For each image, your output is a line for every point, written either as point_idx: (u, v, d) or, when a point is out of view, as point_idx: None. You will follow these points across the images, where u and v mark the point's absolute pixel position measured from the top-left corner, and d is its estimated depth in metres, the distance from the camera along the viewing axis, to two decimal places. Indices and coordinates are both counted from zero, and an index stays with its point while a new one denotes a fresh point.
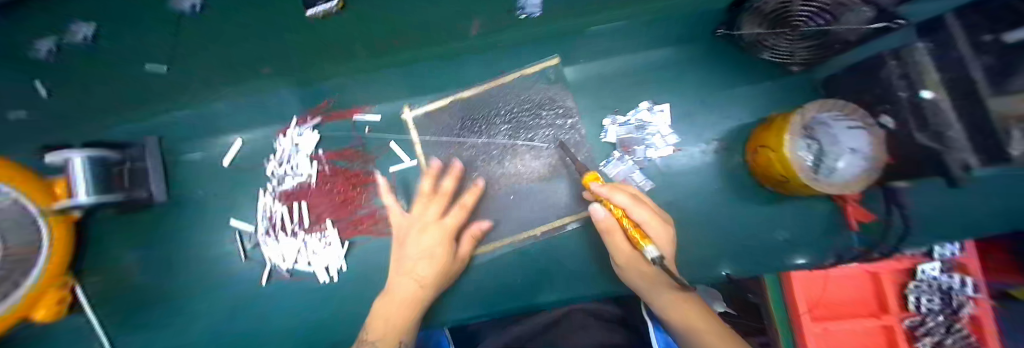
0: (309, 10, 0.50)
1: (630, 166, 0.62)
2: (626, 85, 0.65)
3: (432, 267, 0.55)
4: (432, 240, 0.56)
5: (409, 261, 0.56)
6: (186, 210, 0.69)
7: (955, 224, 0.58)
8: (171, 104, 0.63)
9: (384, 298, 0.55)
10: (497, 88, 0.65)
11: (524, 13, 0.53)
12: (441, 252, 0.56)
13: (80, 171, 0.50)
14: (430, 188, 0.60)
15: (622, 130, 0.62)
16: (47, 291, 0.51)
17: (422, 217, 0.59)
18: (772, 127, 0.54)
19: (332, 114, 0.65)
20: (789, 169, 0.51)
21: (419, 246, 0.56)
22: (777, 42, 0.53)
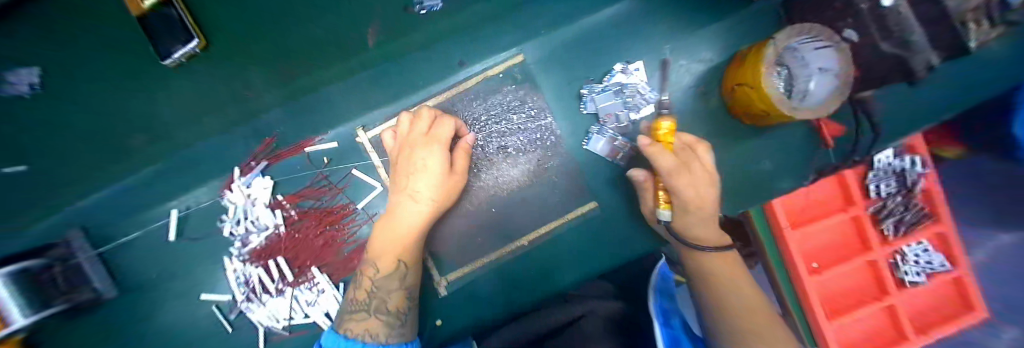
0: (167, 59, 0.47)
1: (612, 134, 0.58)
2: (594, 47, 0.61)
3: (432, 186, 0.47)
4: (433, 159, 0.47)
5: (405, 186, 0.48)
6: (134, 301, 0.58)
7: (929, 110, 0.59)
8: (90, 179, 0.55)
9: (378, 234, 0.47)
10: (461, 94, 0.59)
11: (422, 7, 0.53)
12: (439, 167, 0.47)
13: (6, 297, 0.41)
14: (423, 126, 0.50)
15: (600, 98, 0.58)
16: None
17: (415, 132, 0.50)
18: (747, 63, 0.53)
19: (281, 153, 0.56)
20: (768, 102, 0.50)
21: (421, 167, 0.47)
22: None
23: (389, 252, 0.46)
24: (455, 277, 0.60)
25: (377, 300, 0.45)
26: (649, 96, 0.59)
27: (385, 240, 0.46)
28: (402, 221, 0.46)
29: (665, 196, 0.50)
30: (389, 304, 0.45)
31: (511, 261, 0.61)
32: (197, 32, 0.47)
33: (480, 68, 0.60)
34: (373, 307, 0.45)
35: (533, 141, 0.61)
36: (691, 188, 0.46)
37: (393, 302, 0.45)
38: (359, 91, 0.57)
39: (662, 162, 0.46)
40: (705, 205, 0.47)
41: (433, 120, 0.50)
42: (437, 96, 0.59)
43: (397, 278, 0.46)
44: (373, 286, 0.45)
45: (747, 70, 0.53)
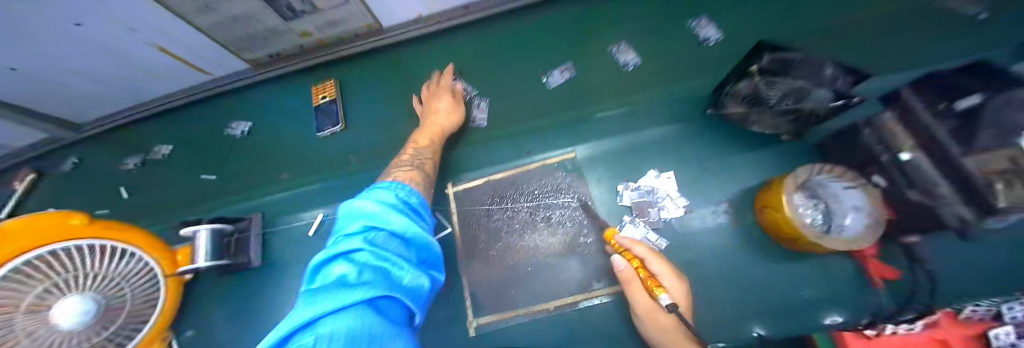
0: (320, 133, 0.87)
1: (644, 227, 0.69)
2: (633, 156, 0.77)
3: (448, 114, 0.75)
4: (444, 102, 0.76)
5: (430, 126, 0.73)
6: (265, 272, 0.81)
7: (1002, 273, 0.55)
8: (286, 182, 0.88)
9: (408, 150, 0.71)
10: (523, 172, 0.81)
11: (476, 124, 0.82)
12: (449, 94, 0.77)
13: (203, 241, 0.67)
14: (446, 82, 0.80)
15: (634, 194, 0.72)
16: (152, 341, 0.66)
17: (436, 95, 0.78)
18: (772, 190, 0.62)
19: None
20: (794, 228, 0.57)
21: (439, 110, 0.75)
22: (761, 118, 0.65)
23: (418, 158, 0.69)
24: (486, 321, 0.70)
25: (419, 161, 0.68)
26: (679, 201, 0.70)
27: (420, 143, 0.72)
28: (423, 135, 0.73)
29: (654, 282, 0.51)
30: (425, 168, 0.68)
31: (534, 322, 0.68)
32: (343, 121, 0.86)
33: (541, 157, 0.82)
34: (415, 165, 0.66)
35: (572, 218, 0.74)
36: (667, 272, 0.55)
37: (428, 164, 0.69)
38: (456, 161, 0.84)
39: (638, 249, 0.57)
40: (679, 293, 0.54)
41: (445, 85, 0.79)
42: (506, 171, 0.82)
43: (426, 148, 0.71)
44: (416, 154, 0.69)
45: (773, 198, 0.61)
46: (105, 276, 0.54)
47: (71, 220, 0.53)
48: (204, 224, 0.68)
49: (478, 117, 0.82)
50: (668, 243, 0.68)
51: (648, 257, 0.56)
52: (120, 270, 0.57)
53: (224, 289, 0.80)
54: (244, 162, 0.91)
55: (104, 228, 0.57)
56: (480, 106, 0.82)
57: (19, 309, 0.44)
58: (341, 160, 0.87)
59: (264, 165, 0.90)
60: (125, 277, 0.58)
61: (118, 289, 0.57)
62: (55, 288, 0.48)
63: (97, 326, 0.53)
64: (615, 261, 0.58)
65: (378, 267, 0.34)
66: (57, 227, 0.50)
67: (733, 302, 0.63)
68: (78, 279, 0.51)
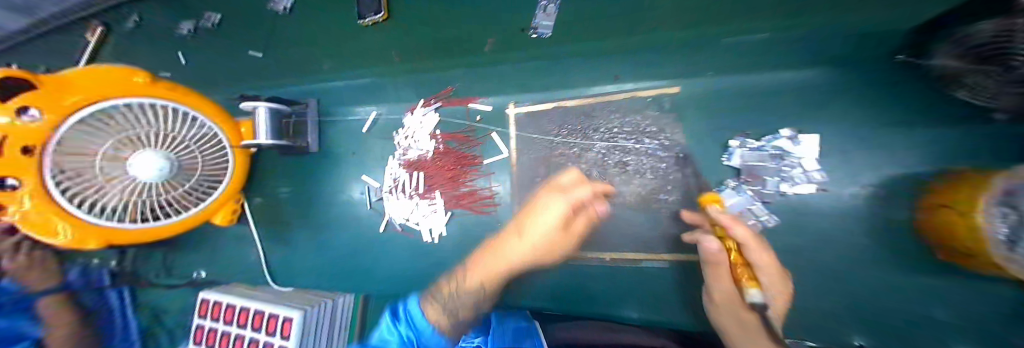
0: (361, 20, 0.72)
1: (749, 198, 0.56)
2: (758, 106, 0.58)
3: (545, 240, 0.51)
4: (554, 212, 0.51)
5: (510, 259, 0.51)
6: (321, 161, 0.81)
7: None
8: (331, 70, 0.79)
9: (490, 255, 0.54)
10: (604, 104, 0.66)
11: (535, 32, 0.64)
12: (555, 227, 0.52)
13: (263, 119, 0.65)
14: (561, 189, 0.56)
15: (752, 155, 0.55)
16: (225, 203, 0.73)
17: (560, 183, 0.58)
18: (956, 183, 0.42)
19: (452, 101, 0.73)
20: (974, 238, 0.38)
21: (543, 216, 0.51)
22: (977, 80, 0.36)
23: (479, 273, 0.53)
24: None
25: (454, 298, 0.51)
26: (814, 175, 0.54)
27: (484, 266, 0.53)
28: (514, 246, 0.52)
29: (751, 276, 0.44)
30: (461, 313, 0.51)
31: (584, 265, 0.66)
32: (385, 8, 0.69)
33: (632, 86, 0.65)
34: (448, 304, 0.51)
35: (652, 169, 0.62)
36: (765, 258, 0.45)
37: (464, 311, 0.52)
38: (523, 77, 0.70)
39: (738, 232, 0.44)
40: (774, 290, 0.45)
41: (569, 184, 0.56)
42: (582, 99, 0.68)
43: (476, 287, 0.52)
44: (456, 292, 0.52)
45: (955, 191, 0.42)
46: (174, 137, 0.59)
47: (136, 77, 0.56)
48: (262, 102, 0.65)
49: (541, 22, 0.63)
50: (778, 220, 0.57)
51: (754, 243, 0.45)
52: (188, 134, 0.61)
53: (284, 168, 0.83)
54: (286, 40, 0.82)
55: (174, 90, 0.60)
56: (546, 8, 0.62)
57: (99, 154, 0.52)
58: (389, 52, 0.73)
59: (304, 45, 0.80)
60: (192, 141, 0.62)
61: (188, 150, 0.61)
62: (128, 140, 0.53)
63: (176, 180, 0.61)
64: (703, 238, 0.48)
65: (392, 347, 0.49)
66: (122, 84, 0.55)
67: (822, 293, 0.56)
68: (149, 135, 0.55)
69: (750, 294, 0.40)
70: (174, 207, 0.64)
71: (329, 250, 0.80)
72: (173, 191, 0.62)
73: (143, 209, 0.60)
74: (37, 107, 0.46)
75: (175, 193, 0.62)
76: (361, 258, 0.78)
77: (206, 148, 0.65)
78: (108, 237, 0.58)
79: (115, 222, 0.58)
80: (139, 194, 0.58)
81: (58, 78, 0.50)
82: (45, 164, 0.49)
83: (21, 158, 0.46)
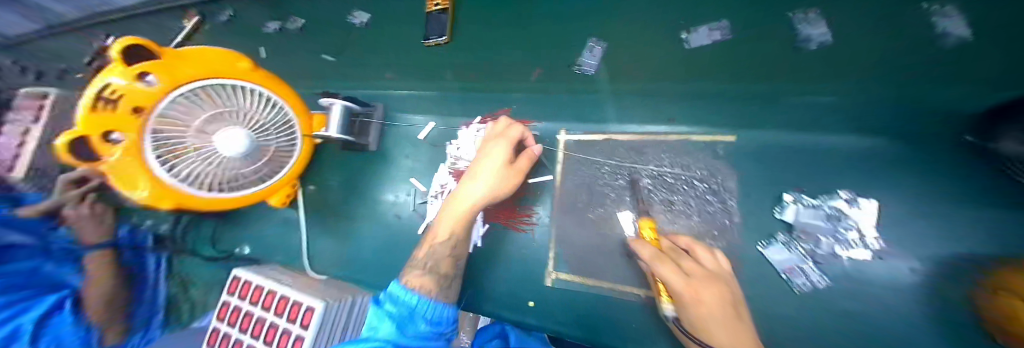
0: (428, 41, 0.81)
1: (799, 256, 0.56)
2: (812, 166, 0.59)
3: (494, 172, 0.66)
4: (495, 161, 0.66)
5: (469, 199, 0.66)
6: (372, 159, 0.86)
7: None
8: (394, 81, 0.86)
9: (452, 200, 0.68)
10: (654, 143, 0.69)
11: (581, 68, 0.73)
12: (501, 160, 0.66)
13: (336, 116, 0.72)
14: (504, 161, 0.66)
15: (808, 213, 0.55)
16: (285, 186, 0.79)
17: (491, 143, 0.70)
18: None
19: (506, 120, 0.78)
20: None
21: (485, 167, 0.66)
22: None
23: (448, 224, 0.66)
24: (566, 278, 0.70)
25: (434, 263, 0.63)
26: (870, 242, 0.53)
27: (445, 222, 0.67)
28: (473, 186, 0.66)
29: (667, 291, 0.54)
30: (440, 269, 0.63)
31: (617, 297, 0.65)
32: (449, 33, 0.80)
33: (686, 130, 0.67)
34: (429, 267, 0.62)
35: (700, 212, 0.63)
36: (673, 272, 0.52)
37: (443, 265, 0.63)
38: (578, 110, 0.75)
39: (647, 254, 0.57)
40: (701, 296, 0.50)
41: (517, 162, 0.68)
42: (634, 136, 0.71)
43: (448, 232, 0.66)
44: (435, 250, 0.65)
45: None
46: (257, 119, 0.67)
47: (240, 63, 0.66)
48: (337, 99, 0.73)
49: (588, 62, 0.73)
50: (833, 284, 0.54)
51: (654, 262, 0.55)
52: (268, 117, 0.68)
53: (337, 161, 0.88)
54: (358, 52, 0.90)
55: (266, 78, 0.69)
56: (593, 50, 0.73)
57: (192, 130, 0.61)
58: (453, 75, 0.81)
59: (379, 57, 0.88)
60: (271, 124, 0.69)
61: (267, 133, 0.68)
62: (218, 116, 0.63)
63: (253, 159, 0.68)
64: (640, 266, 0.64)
65: (395, 317, 0.51)
66: (224, 66, 0.65)
67: None
68: (235, 114, 0.64)
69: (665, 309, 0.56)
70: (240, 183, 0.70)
71: (365, 245, 0.83)
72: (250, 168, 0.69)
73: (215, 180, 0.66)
74: (155, 75, 0.58)
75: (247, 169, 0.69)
76: (392, 258, 0.80)
77: (280, 133, 0.71)
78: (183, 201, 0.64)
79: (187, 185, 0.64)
80: (215, 166, 0.65)
81: (175, 53, 0.60)
82: (147, 126, 0.58)
83: (130, 117, 0.56)
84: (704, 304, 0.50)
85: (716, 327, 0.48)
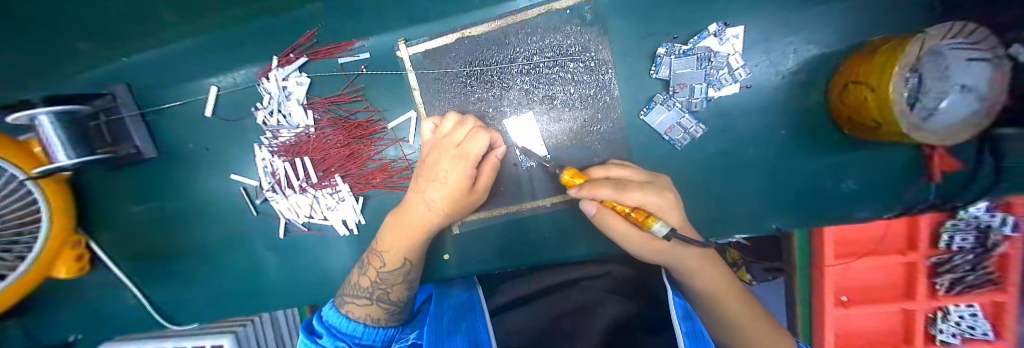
0: None
1: (678, 111, 0.51)
2: (684, 1, 0.49)
3: (447, 198, 0.49)
4: (454, 172, 0.47)
5: (427, 216, 0.50)
6: (177, 167, 0.62)
7: None
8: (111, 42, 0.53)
9: (394, 218, 0.51)
10: (515, 26, 0.53)
11: None
12: (460, 179, 0.48)
13: (53, 131, 0.44)
14: (455, 144, 0.47)
15: (679, 62, 0.48)
16: (62, 251, 0.54)
17: (450, 141, 0.48)
18: (878, 52, 0.39)
19: (318, 51, 0.54)
20: (879, 111, 0.37)
21: (442, 178, 0.48)
22: None
23: (400, 247, 0.50)
24: (472, 219, 0.61)
25: (382, 290, 0.50)
26: (739, 73, 0.50)
27: (392, 246, 0.50)
28: (419, 209, 0.50)
29: (642, 215, 0.39)
30: (394, 294, 0.50)
31: (526, 218, 0.60)
32: None
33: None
34: (375, 296, 0.49)
35: (582, 98, 0.54)
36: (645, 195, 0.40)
37: (394, 292, 0.50)
38: (407, 5, 0.52)
39: (606, 192, 0.38)
40: (668, 209, 0.42)
41: (482, 172, 0.50)
42: (489, 23, 0.53)
43: (403, 250, 0.50)
44: (380, 278, 0.50)
45: (874, 63, 0.39)
46: None
47: None
48: (39, 107, 0.42)
49: None
50: (705, 129, 0.53)
51: (619, 192, 0.38)
52: None
53: (124, 187, 0.62)
54: None
55: None
56: None
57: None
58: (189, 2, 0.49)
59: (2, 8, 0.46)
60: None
61: None
62: None
63: None
64: (585, 208, 0.43)
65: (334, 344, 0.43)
66: None
67: (756, 197, 0.55)
68: None
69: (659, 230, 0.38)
70: None
71: (228, 274, 0.65)
72: None
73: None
74: None
75: None
76: (269, 275, 0.64)
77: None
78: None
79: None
80: None
81: None
82: None
83: None
84: (667, 215, 0.41)
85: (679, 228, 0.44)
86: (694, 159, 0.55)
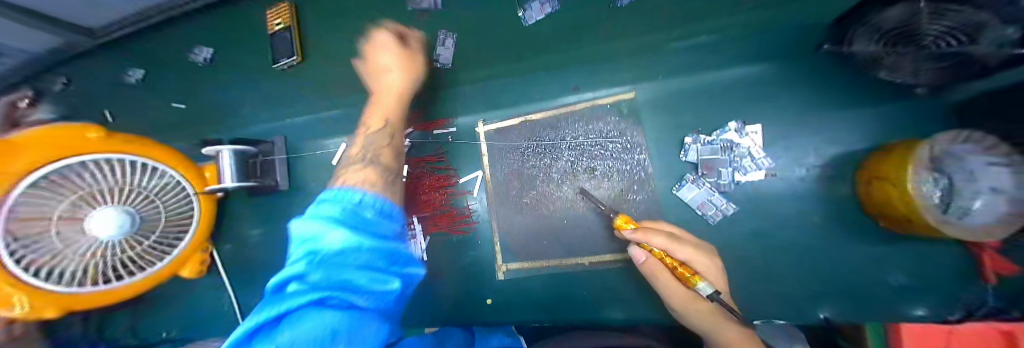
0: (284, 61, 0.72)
1: (708, 189, 0.59)
2: (706, 104, 0.62)
3: (396, 60, 0.61)
4: (389, 53, 0.61)
5: (386, 85, 0.61)
6: (295, 197, 0.80)
7: None
8: (293, 110, 0.79)
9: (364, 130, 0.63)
10: (566, 114, 0.69)
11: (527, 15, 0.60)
12: (398, 51, 0.61)
13: (228, 162, 0.64)
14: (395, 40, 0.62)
15: (706, 150, 0.59)
16: (191, 255, 0.67)
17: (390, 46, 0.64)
18: (891, 157, 0.46)
19: (421, 124, 0.72)
20: (910, 208, 0.41)
21: (390, 64, 0.61)
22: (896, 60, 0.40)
23: (380, 114, 0.61)
24: (516, 267, 0.69)
25: (373, 150, 0.57)
26: (762, 162, 0.58)
27: (374, 115, 0.62)
28: (387, 76, 0.61)
29: (689, 271, 0.45)
30: (382, 160, 0.56)
31: (566, 273, 0.66)
32: (299, 51, 0.71)
33: (591, 95, 0.68)
34: (369, 159, 0.55)
35: (620, 171, 0.65)
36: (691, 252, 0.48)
37: (384, 156, 0.57)
38: (489, 96, 0.72)
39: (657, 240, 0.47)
40: (711, 270, 0.48)
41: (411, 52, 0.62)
42: (545, 112, 0.70)
43: (384, 112, 0.61)
44: (368, 140, 0.59)
45: (893, 163, 0.45)
46: (134, 190, 0.53)
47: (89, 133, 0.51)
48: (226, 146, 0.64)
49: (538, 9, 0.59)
50: (738, 208, 0.59)
51: (669, 246, 0.47)
52: (149, 185, 0.55)
53: (254, 210, 0.81)
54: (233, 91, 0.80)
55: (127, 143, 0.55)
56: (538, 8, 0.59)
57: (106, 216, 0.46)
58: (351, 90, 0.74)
59: None
60: (153, 191, 0.55)
61: (151, 205, 0.55)
62: (90, 200, 0.47)
63: (142, 234, 0.54)
64: (634, 253, 0.51)
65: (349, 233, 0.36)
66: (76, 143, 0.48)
67: (795, 277, 0.57)
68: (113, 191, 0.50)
69: (702, 287, 0.43)
70: (140, 263, 0.56)
71: None
72: (138, 248, 0.54)
73: (107, 272, 0.52)
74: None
75: (138, 250, 0.54)
76: None
77: (168, 198, 0.58)
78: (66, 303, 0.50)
79: (77, 288, 0.49)
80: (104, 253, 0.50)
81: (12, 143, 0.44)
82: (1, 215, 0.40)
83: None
84: (711, 276, 0.48)
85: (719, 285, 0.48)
86: (728, 234, 0.60)
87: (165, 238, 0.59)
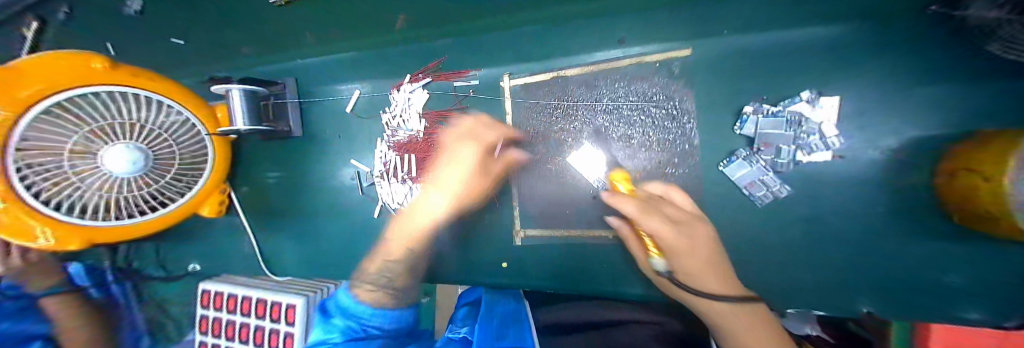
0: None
1: (761, 168, 0.52)
2: (769, 69, 0.53)
3: (459, 179, 0.53)
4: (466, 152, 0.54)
5: (437, 199, 0.52)
6: (311, 145, 0.78)
7: None
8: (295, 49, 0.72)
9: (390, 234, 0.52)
10: (606, 72, 0.61)
11: None
12: (473, 159, 0.54)
13: (239, 101, 0.59)
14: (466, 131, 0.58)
15: (767, 123, 0.50)
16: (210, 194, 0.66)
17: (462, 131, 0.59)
18: (987, 142, 0.37)
19: (440, 74, 0.68)
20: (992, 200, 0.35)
21: (457, 160, 0.54)
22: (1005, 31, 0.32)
23: (403, 238, 0.50)
24: (533, 235, 0.67)
25: (386, 278, 0.46)
26: (832, 142, 0.50)
27: (398, 235, 0.51)
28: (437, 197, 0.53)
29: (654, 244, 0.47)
30: (398, 282, 0.47)
31: (584, 244, 0.63)
32: None
33: (639, 51, 0.60)
34: (382, 283, 0.46)
35: (660, 140, 0.59)
36: (664, 224, 0.44)
37: (398, 279, 0.47)
38: (516, 46, 0.63)
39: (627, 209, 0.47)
40: (695, 243, 0.44)
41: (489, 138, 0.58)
42: (582, 68, 0.62)
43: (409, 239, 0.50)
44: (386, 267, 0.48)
45: (986, 148, 0.37)
46: (145, 127, 0.50)
47: (93, 62, 0.45)
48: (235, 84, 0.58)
49: None
50: (792, 190, 0.54)
51: (640, 215, 0.45)
52: (160, 122, 0.52)
53: (271, 155, 0.79)
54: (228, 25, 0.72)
55: (133, 72, 0.50)
56: None
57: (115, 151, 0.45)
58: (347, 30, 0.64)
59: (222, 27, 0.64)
60: (165, 129, 0.53)
61: (165, 143, 0.53)
62: (103, 134, 0.45)
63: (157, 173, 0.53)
64: (611, 220, 0.57)
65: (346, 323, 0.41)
66: (81, 72, 0.44)
67: (834, 266, 0.54)
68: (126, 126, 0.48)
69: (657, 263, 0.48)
70: (159, 200, 0.56)
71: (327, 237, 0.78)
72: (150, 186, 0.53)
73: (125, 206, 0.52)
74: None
75: (150, 189, 0.54)
76: (360, 244, 0.77)
77: (180, 135, 0.56)
78: (88, 237, 0.49)
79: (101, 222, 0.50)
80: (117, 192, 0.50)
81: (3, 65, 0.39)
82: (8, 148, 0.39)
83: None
84: (691, 252, 0.43)
85: (706, 269, 0.43)
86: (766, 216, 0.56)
87: (182, 177, 0.58)
